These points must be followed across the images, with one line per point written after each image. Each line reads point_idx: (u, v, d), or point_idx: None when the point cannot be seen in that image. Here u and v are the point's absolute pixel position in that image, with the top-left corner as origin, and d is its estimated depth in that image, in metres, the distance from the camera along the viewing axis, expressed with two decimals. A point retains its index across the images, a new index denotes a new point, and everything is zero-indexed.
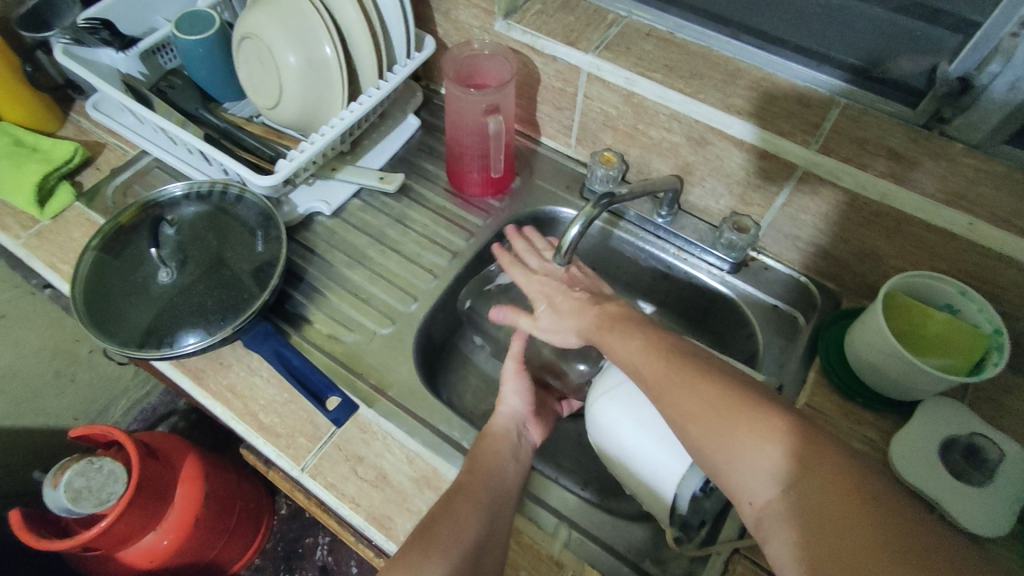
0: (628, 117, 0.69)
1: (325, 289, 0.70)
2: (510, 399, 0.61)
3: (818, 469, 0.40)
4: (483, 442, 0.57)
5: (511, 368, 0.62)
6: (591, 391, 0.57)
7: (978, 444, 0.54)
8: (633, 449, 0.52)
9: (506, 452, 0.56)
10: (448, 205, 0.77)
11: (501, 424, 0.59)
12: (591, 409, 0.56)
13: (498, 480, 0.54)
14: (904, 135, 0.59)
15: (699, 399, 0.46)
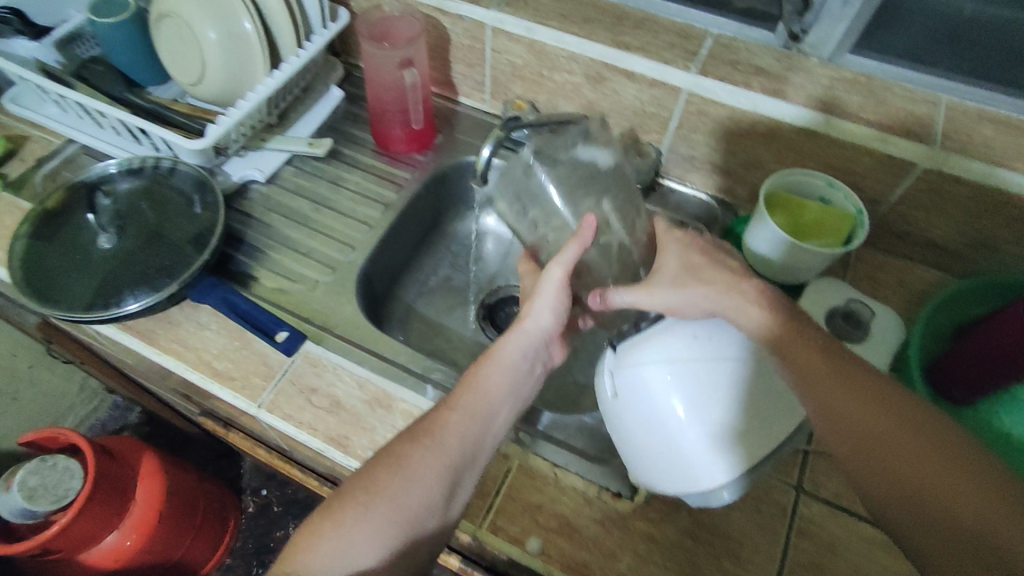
0: (533, 65, 0.76)
1: (267, 248, 0.74)
2: (540, 313, 0.57)
3: (994, 500, 0.37)
4: (468, 384, 0.53)
5: (557, 275, 0.56)
6: (646, 351, 0.48)
7: (854, 308, 0.64)
8: (675, 440, 0.47)
9: (503, 382, 0.54)
10: (377, 163, 0.82)
11: (510, 354, 0.55)
12: (639, 370, 0.47)
13: (471, 427, 0.51)
14: (771, 55, 0.69)
15: (850, 405, 0.43)
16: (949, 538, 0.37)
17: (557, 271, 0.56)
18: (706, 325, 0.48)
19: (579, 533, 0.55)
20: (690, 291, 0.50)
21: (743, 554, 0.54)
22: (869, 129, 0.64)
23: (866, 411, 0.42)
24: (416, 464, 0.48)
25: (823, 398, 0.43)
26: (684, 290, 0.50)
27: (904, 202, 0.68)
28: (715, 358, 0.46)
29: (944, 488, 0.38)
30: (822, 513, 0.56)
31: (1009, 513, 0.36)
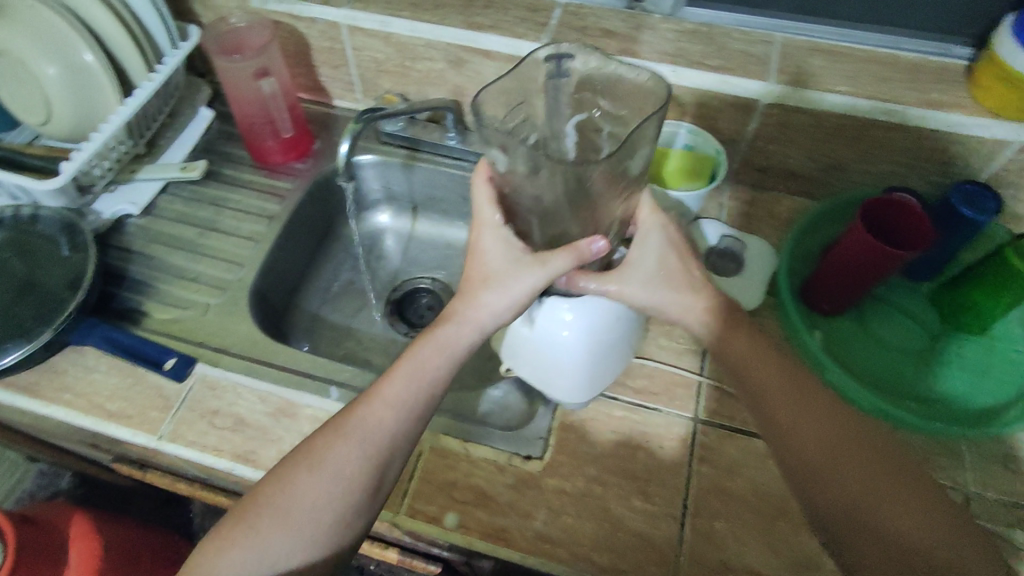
0: (394, 58, 0.77)
1: (153, 280, 0.72)
2: (498, 303, 0.54)
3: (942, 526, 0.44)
4: (396, 372, 0.53)
5: (532, 277, 0.53)
6: (578, 320, 0.55)
7: (729, 245, 0.70)
8: (558, 378, 0.59)
9: (436, 364, 0.54)
10: (257, 178, 0.81)
11: (448, 341, 0.55)
12: (566, 333, 0.56)
13: (394, 417, 0.51)
14: (617, 17, 0.73)
15: (823, 437, 0.49)
16: (875, 543, 0.45)
17: (540, 275, 0.52)
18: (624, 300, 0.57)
19: (494, 501, 0.57)
20: (665, 296, 0.55)
21: (650, 490, 0.58)
22: (713, 74, 0.68)
23: (792, 405, 0.51)
24: (331, 455, 0.48)
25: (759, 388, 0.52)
26: (656, 292, 0.55)
27: (760, 138, 0.72)
28: (616, 332, 0.57)
29: (902, 514, 0.45)
30: (718, 438, 0.60)
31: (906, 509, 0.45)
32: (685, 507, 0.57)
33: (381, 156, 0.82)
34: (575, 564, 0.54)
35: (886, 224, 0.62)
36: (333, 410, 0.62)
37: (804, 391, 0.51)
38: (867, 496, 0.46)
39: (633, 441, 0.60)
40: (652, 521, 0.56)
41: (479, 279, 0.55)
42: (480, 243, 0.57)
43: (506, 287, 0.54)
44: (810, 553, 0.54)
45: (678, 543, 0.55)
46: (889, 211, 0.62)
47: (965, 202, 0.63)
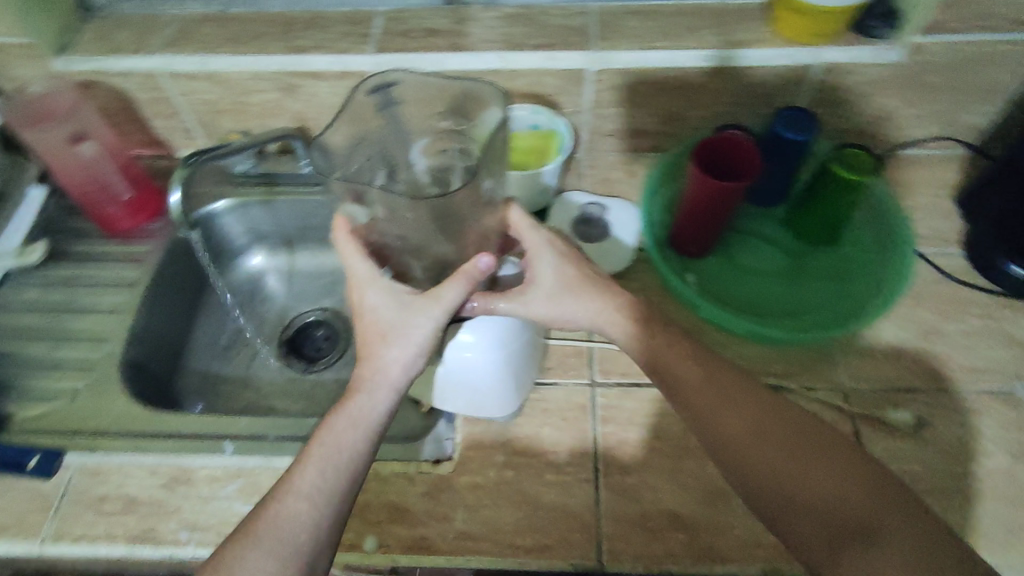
0: (225, 96, 0.75)
1: (11, 378, 0.67)
2: (404, 359, 0.52)
3: (861, 489, 0.47)
4: (306, 460, 0.50)
5: (432, 322, 0.52)
6: (491, 338, 0.55)
7: (591, 211, 0.73)
8: (489, 398, 0.58)
9: (349, 442, 0.50)
10: (111, 248, 0.77)
11: (355, 413, 0.51)
12: (483, 356, 0.55)
13: (311, 512, 0.47)
14: (438, 15, 0.73)
15: (742, 423, 0.51)
16: (804, 516, 0.47)
17: (438, 317, 0.52)
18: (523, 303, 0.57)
19: (411, 513, 0.56)
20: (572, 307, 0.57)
21: (562, 461, 0.59)
22: (537, 52, 0.69)
23: (711, 396, 0.53)
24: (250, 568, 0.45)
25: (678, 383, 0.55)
26: (564, 305, 0.57)
27: (601, 105, 0.74)
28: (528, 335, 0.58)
29: (818, 481, 0.47)
30: (617, 395, 0.62)
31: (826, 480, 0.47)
32: (597, 468, 0.58)
33: (236, 198, 0.80)
34: (502, 552, 0.54)
35: (727, 156, 0.66)
36: (229, 465, 0.60)
37: (720, 380, 0.54)
38: (789, 473, 0.48)
39: (538, 418, 0.61)
40: (569, 491, 0.57)
41: (378, 336, 0.53)
42: (366, 302, 0.54)
43: (404, 340, 0.52)
44: (719, 481, 0.57)
45: (596, 505, 0.56)
46: (727, 151, 0.65)
47: (788, 127, 0.66)
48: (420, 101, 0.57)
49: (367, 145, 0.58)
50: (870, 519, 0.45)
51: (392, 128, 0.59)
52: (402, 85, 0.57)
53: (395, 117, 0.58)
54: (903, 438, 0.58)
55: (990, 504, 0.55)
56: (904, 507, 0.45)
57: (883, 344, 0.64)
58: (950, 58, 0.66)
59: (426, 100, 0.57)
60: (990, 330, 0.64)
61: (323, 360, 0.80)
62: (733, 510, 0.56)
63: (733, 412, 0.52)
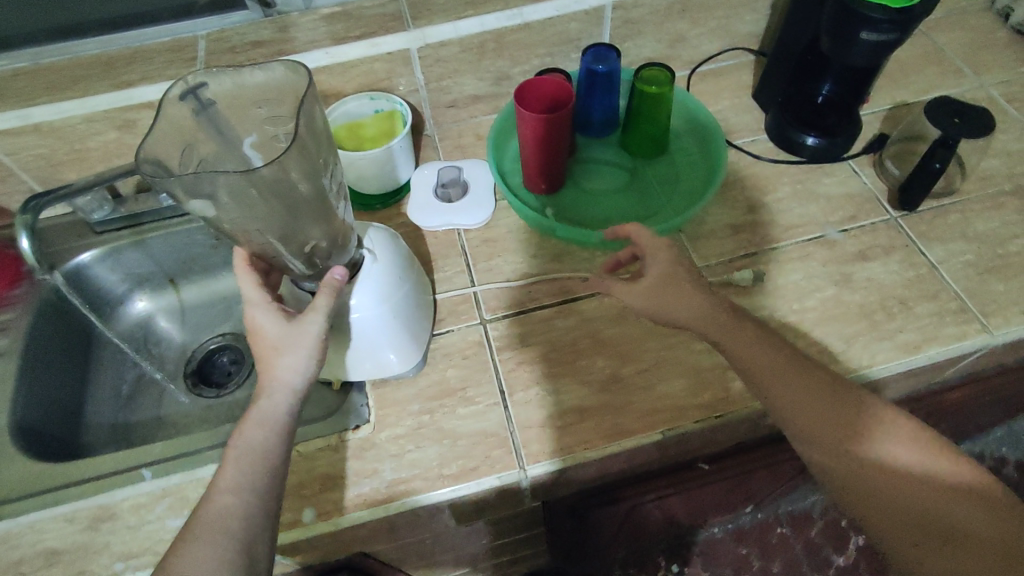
0: (61, 146, 0.76)
1: None
2: (297, 362, 0.51)
3: (952, 493, 0.53)
4: (225, 461, 0.48)
5: (315, 323, 0.52)
6: (370, 288, 0.58)
7: (446, 177, 0.78)
8: (390, 349, 0.61)
9: (259, 438, 0.48)
10: None
11: (260, 411, 0.49)
12: (372, 307, 0.58)
13: (240, 504, 0.46)
14: (257, 26, 0.77)
15: (829, 419, 0.55)
16: (900, 520, 0.53)
17: (321, 319, 0.52)
18: (386, 252, 0.60)
19: (340, 478, 0.59)
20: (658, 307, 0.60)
21: (470, 394, 0.63)
22: (358, 43, 0.76)
23: (798, 391, 0.55)
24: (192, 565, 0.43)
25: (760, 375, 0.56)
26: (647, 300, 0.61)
27: (432, 79, 0.81)
28: (403, 281, 0.61)
29: (916, 485, 0.53)
30: (507, 325, 0.68)
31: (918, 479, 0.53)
32: (503, 391, 0.63)
33: (103, 247, 0.79)
34: (433, 486, 0.58)
35: (539, 94, 0.71)
36: (151, 489, 0.60)
37: (799, 369, 0.56)
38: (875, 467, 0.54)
39: (440, 364, 0.66)
40: (482, 418, 0.62)
41: (268, 345, 0.51)
42: (253, 322, 0.53)
43: (294, 346, 0.51)
44: (607, 372, 0.64)
45: (509, 422, 0.61)
46: (543, 90, 0.71)
47: (595, 61, 0.76)
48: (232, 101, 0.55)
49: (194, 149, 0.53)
50: (956, 517, 0.52)
51: (212, 129, 0.55)
52: (212, 87, 0.53)
53: (213, 119, 0.55)
54: (749, 295, 0.68)
55: (825, 328, 0.65)
56: (1000, 505, 0.52)
57: (713, 223, 0.74)
58: None
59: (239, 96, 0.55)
60: (794, 192, 0.76)
61: (233, 382, 0.81)
62: (626, 391, 0.62)
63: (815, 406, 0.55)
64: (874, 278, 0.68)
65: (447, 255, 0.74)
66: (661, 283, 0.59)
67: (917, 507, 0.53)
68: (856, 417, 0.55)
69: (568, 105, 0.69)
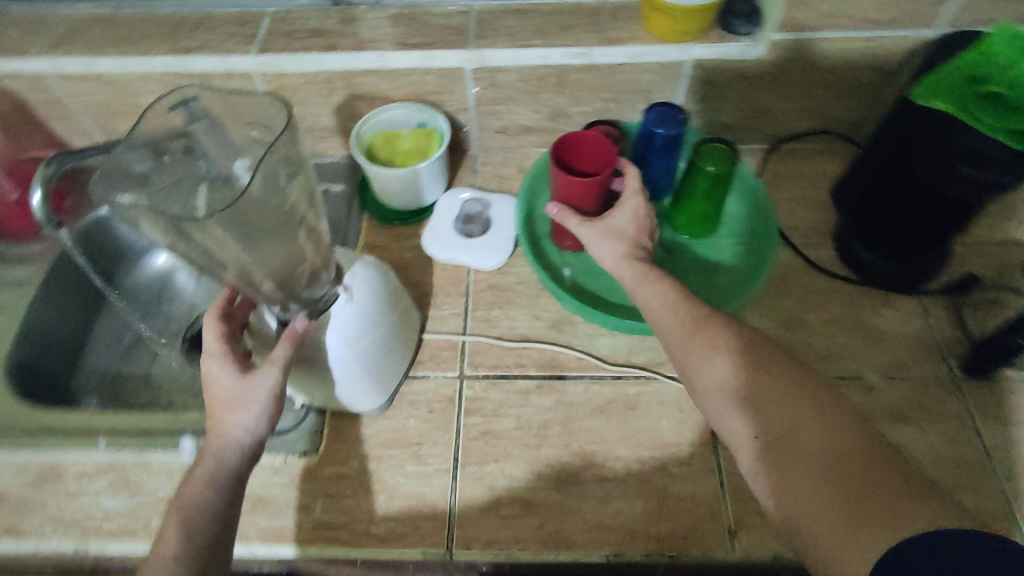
0: (117, 98, 0.76)
1: None
2: (248, 417, 0.49)
3: (845, 440, 0.42)
4: (164, 526, 0.45)
5: (270, 379, 0.49)
6: (345, 331, 0.55)
7: (471, 210, 0.75)
8: (356, 388, 0.59)
9: (199, 495, 0.46)
10: (9, 247, 0.81)
11: (205, 471, 0.47)
12: (345, 350, 0.55)
13: (171, 571, 0.43)
14: (323, 14, 0.75)
15: (707, 361, 0.50)
16: (782, 465, 0.43)
17: (277, 372, 0.50)
18: (370, 292, 0.56)
19: (270, 503, 0.58)
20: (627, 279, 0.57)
21: (423, 452, 0.60)
22: (415, 51, 0.71)
23: (687, 329, 0.52)
24: None
25: (657, 317, 0.54)
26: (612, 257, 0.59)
27: (484, 103, 0.76)
28: (381, 324, 0.58)
29: (806, 431, 0.43)
30: (484, 386, 0.64)
31: (813, 425, 0.44)
32: (457, 459, 0.60)
33: None
34: (357, 541, 0.56)
35: (579, 149, 0.65)
36: (100, 460, 0.62)
37: (698, 314, 0.52)
38: (759, 410, 0.46)
39: (405, 411, 0.63)
40: (426, 482, 0.58)
41: (221, 402, 0.49)
42: (207, 375, 0.50)
43: (244, 403, 0.48)
44: (571, 469, 0.59)
45: (452, 495, 0.58)
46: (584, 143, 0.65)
47: (657, 123, 0.68)
48: (227, 110, 0.54)
49: (192, 158, 0.54)
50: (841, 462, 0.41)
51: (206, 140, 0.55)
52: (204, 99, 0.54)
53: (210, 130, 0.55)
54: None
55: None
56: (916, 477, 0.39)
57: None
58: (807, 57, 0.68)
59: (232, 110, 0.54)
60: (842, 319, 0.66)
61: None
62: (583, 496, 0.57)
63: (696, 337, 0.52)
64: (907, 447, 0.58)
65: (448, 292, 0.70)
66: (612, 230, 0.60)
67: (776, 431, 0.44)
68: (745, 359, 0.49)
69: (609, 168, 0.62)
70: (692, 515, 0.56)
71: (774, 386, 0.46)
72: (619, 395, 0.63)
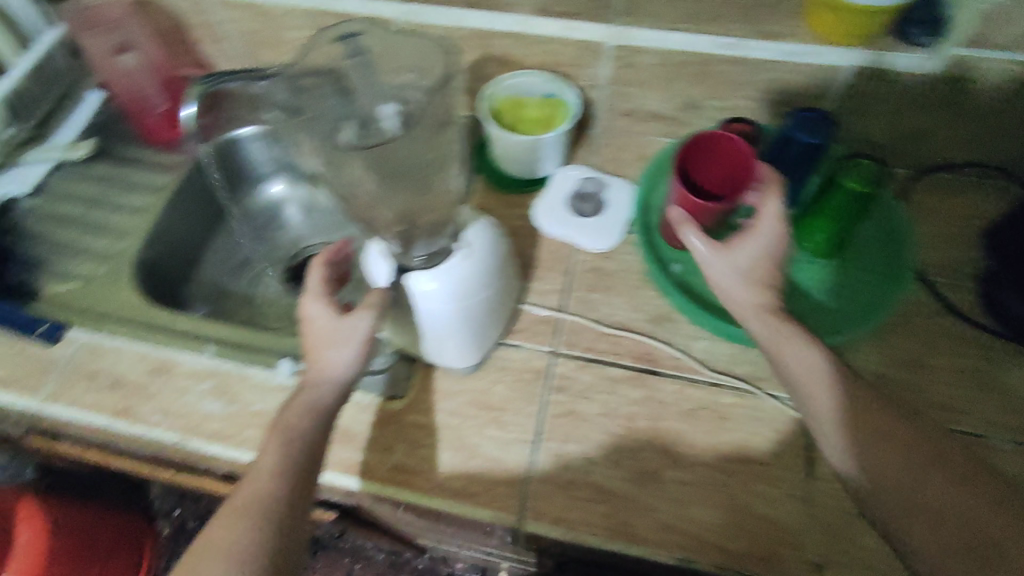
0: (264, 28, 0.78)
1: (46, 256, 0.76)
2: (344, 355, 0.52)
3: (989, 513, 0.41)
4: (268, 442, 0.50)
5: (365, 324, 0.53)
6: (455, 286, 0.55)
7: (586, 188, 0.73)
8: (454, 344, 0.59)
9: (302, 421, 0.51)
10: (148, 155, 0.85)
11: (307, 399, 0.51)
12: (452, 305, 0.55)
13: (273, 484, 0.48)
14: None
15: (836, 415, 0.49)
16: (923, 534, 0.43)
17: (373, 318, 0.53)
18: (484, 252, 0.56)
19: (355, 437, 0.60)
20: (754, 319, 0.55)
21: (506, 419, 0.60)
22: (557, 20, 0.70)
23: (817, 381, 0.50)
24: (228, 531, 0.46)
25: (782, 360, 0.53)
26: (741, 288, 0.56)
27: (616, 82, 0.74)
28: (488, 286, 0.58)
29: (946, 500, 0.43)
30: (574, 366, 0.63)
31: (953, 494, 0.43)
32: (539, 432, 0.60)
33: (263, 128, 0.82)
34: (430, 490, 0.57)
35: (699, 154, 0.63)
36: (208, 365, 0.66)
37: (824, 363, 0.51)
38: (889, 471, 0.45)
39: (493, 375, 0.63)
40: (505, 449, 0.59)
41: (322, 339, 0.53)
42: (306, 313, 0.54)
43: (342, 342, 0.52)
44: (652, 465, 0.57)
45: (528, 466, 0.58)
46: (713, 154, 0.63)
47: (801, 129, 0.64)
48: (383, 52, 0.58)
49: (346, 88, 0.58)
50: (984, 535, 0.41)
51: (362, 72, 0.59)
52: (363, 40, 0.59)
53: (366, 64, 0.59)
54: None
55: None
56: None
57: (854, 368, 0.62)
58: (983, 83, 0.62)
59: (391, 51, 0.59)
60: (960, 370, 0.61)
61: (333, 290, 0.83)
62: (661, 494, 0.56)
63: (837, 398, 0.49)
64: None
65: (550, 267, 0.70)
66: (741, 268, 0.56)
67: (917, 499, 0.44)
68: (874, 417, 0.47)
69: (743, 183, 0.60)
70: (769, 538, 0.54)
71: (912, 447, 0.45)
72: (712, 402, 0.60)
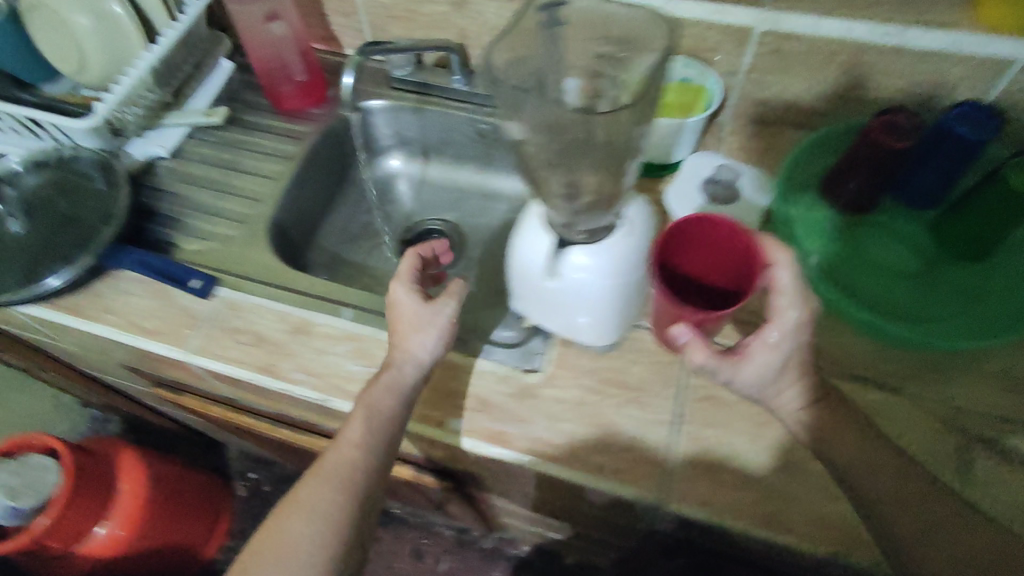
0: (401, 2, 0.78)
1: (182, 216, 0.79)
2: (425, 341, 0.57)
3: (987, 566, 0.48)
4: (355, 416, 0.56)
5: (447, 313, 0.58)
6: (604, 262, 0.54)
7: (721, 173, 0.71)
8: (595, 317, 0.58)
9: (391, 401, 0.56)
10: (277, 123, 0.87)
11: (391, 379, 0.56)
12: (598, 280, 0.54)
13: (358, 454, 0.54)
14: None
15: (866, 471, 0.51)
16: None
17: (453, 305, 0.58)
18: (642, 227, 0.56)
19: (494, 408, 0.61)
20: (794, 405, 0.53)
21: (645, 400, 0.60)
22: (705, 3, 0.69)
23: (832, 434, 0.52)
24: (309, 497, 0.53)
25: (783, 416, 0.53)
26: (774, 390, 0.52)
27: (757, 69, 0.73)
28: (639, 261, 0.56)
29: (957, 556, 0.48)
30: None
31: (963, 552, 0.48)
32: (680, 415, 0.59)
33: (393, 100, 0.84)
34: (570, 463, 0.58)
35: (688, 243, 0.54)
36: (347, 328, 0.67)
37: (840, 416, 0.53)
38: (912, 529, 0.49)
39: (630, 355, 0.63)
40: (646, 429, 0.59)
41: (408, 324, 0.57)
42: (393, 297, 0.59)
43: (427, 326, 0.57)
44: (798, 455, 0.57)
45: (669, 447, 0.58)
46: (701, 244, 0.54)
47: (962, 121, 0.60)
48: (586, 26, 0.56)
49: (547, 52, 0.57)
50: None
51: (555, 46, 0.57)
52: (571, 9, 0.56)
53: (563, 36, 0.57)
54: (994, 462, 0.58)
55: None
56: None
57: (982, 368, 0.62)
58: None
59: (591, 23, 0.56)
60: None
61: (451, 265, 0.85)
62: (807, 485, 0.55)
63: (868, 456, 0.51)
64: None
65: None
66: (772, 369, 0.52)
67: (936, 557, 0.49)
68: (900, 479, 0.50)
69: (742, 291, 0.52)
70: None
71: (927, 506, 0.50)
72: None
